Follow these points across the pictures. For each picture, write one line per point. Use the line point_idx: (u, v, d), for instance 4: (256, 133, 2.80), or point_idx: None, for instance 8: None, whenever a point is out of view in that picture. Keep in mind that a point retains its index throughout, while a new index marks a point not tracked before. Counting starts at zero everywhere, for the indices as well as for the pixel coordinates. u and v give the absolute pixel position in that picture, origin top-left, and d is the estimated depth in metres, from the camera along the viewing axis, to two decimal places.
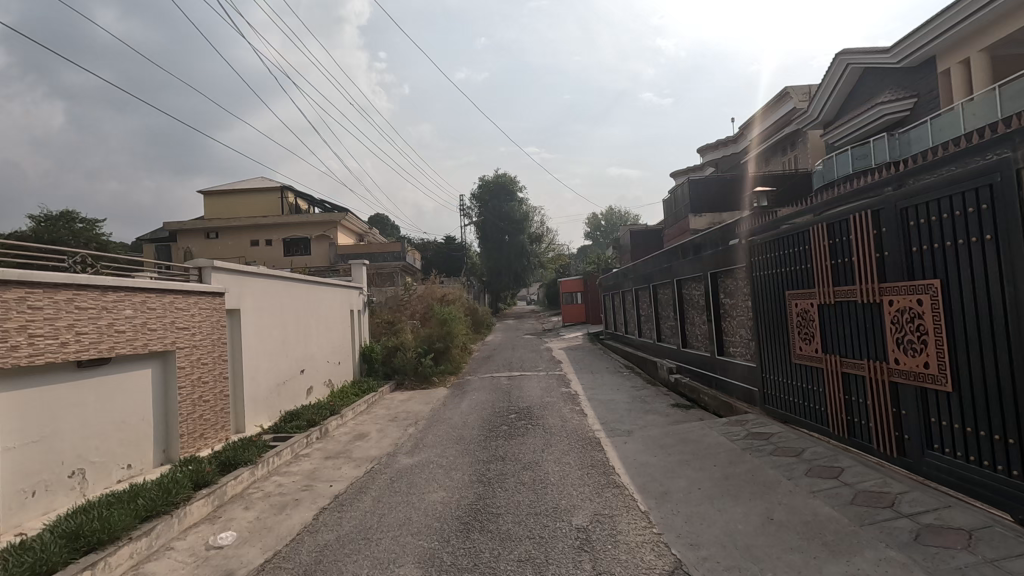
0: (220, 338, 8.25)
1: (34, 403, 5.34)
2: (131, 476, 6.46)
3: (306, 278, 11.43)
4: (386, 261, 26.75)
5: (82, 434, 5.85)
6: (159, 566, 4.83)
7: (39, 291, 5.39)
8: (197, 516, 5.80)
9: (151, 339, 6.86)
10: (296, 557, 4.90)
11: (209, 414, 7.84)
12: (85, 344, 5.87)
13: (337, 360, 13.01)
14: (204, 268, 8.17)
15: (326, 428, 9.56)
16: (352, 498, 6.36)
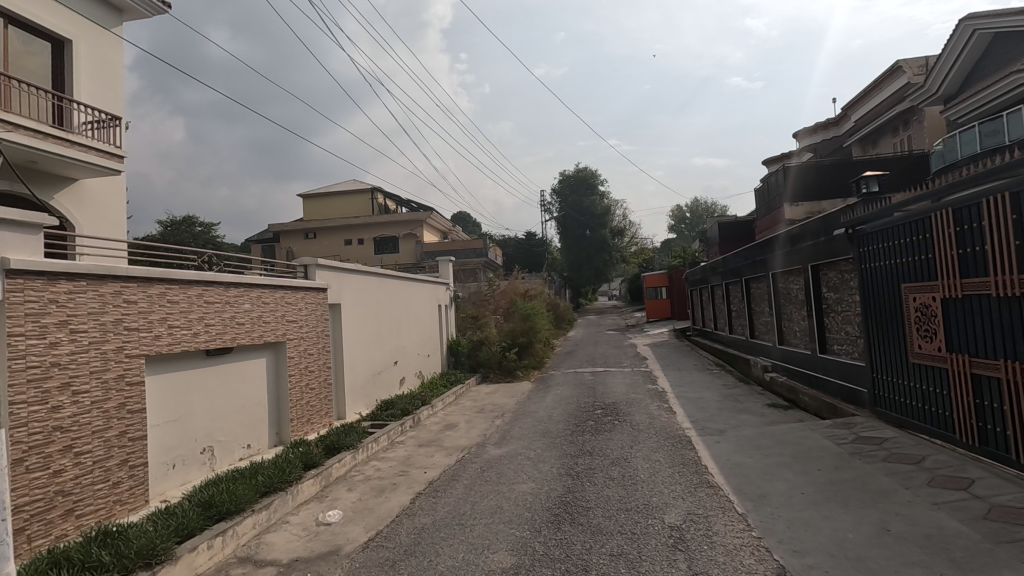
0: (323, 331, 8.87)
1: (174, 387, 6.04)
2: (250, 455, 7.12)
3: (397, 275, 11.97)
4: (469, 257, 27.43)
5: (209, 416, 6.52)
6: (277, 537, 5.30)
7: (176, 287, 6.05)
8: (308, 494, 6.29)
9: (266, 331, 7.51)
10: (396, 537, 5.19)
11: (314, 401, 8.47)
12: (212, 334, 6.52)
13: (426, 352, 13.54)
14: (309, 265, 8.81)
15: (418, 417, 10.02)
16: (446, 484, 6.62)
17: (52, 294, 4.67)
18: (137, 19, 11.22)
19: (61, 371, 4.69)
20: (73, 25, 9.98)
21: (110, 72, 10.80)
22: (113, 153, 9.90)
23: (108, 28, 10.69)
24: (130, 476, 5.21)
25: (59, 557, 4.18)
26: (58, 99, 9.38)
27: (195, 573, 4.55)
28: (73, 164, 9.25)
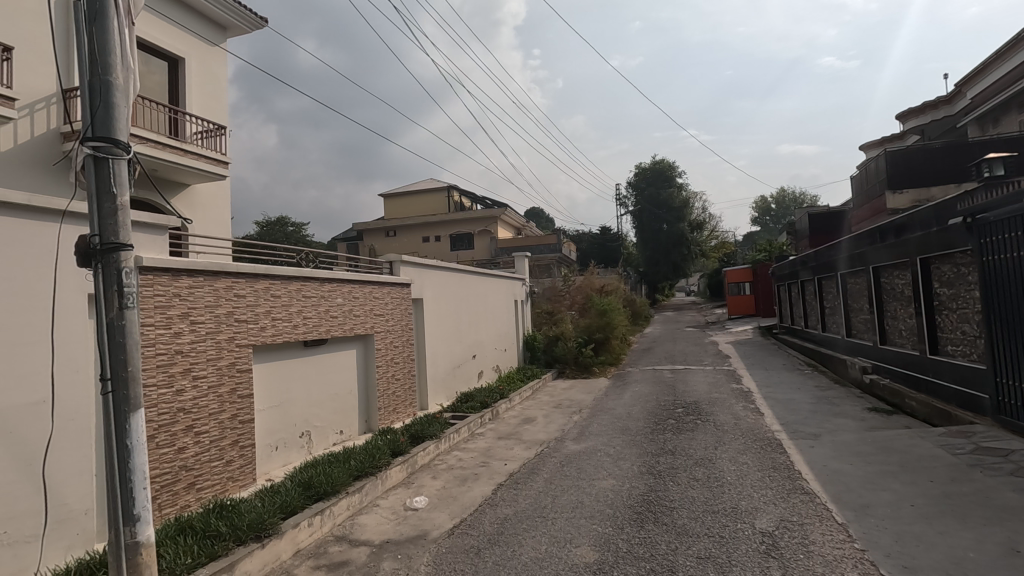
0: (407, 324, 9.24)
1: (276, 375, 6.52)
2: (343, 441, 7.57)
3: (475, 270, 12.22)
4: (543, 253, 27.48)
5: (306, 403, 6.99)
6: (369, 519, 5.60)
7: (278, 282, 6.52)
8: (396, 479, 6.59)
9: (356, 324, 7.93)
10: (480, 526, 5.33)
11: (400, 392, 8.84)
12: (309, 326, 6.97)
13: (503, 347, 13.73)
14: (393, 262, 9.20)
15: (497, 410, 10.20)
16: (526, 477, 6.70)
17: (176, 288, 5.19)
18: (238, 35, 12.15)
19: (184, 358, 5.20)
20: (185, 44, 10.95)
21: (216, 86, 11.78)
22: (220, 160, 10.80)
23: (214, 45, 11.67)
24: (240, 455, 5.70)
25: (185, 524, 4.65)
26: (174, 112, 10.36)
27: (297, 547, 4.90)
28: (187, 171, 10.19)
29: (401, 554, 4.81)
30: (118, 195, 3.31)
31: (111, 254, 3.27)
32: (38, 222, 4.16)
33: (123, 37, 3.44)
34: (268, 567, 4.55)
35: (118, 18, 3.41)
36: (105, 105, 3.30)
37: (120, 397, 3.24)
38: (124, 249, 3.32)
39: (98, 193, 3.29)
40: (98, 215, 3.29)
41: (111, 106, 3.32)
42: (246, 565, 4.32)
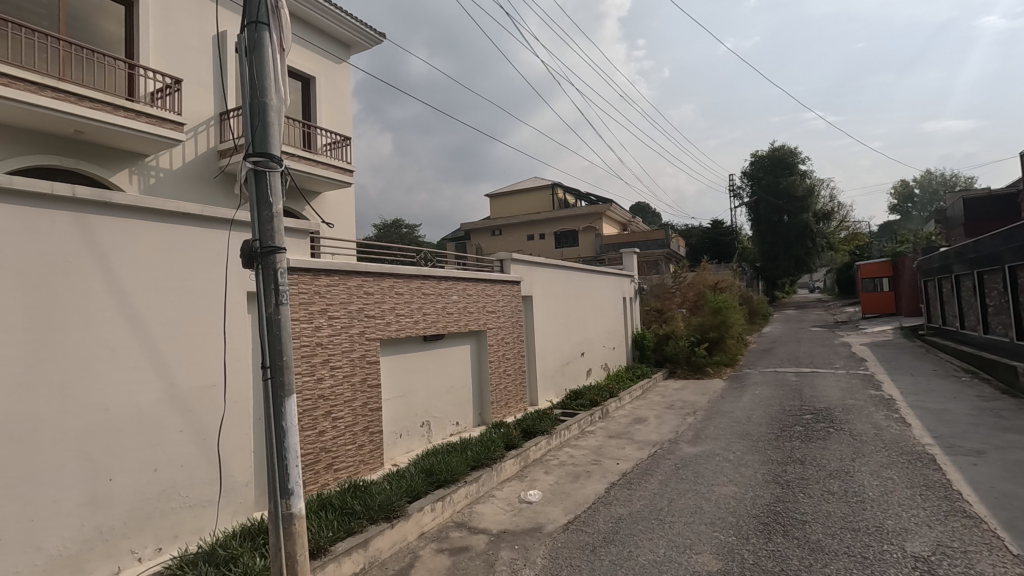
0: (517, 321, 9.43)
1: (400, 367, 6.98)
2: (459, 432, 7.90)
3: (583, 268, 12.19)
4: (651, 249, 26.71)
5: (426, 394, 7.39)
6: (486, 508, 5.81)
7: (401, 281, 6.96)
8: (510, 472, 6.77)
9: (470, 320, 8.24)
10: (594, 523, 5.31)
11: (511, 387, 9.05)
12: (428, 322, 7.37)
13: (611, 344, 13.56)
14: (504, 260, 9.44)
15: (607, 409, 10.09)
16: (639, 478, 6.56)
17: (316, 287, 5.73)
18: (360, 52, 13.13)
19: (322, 349, 5.73)
20: (316, 65, 12.05)
21: (343, 100, 12.82)
22: (347, 168, 11.74)
23: (340, 63, 12.71)
24: (370, 440, 6.16)
25: (325, 501, 5.13)
26: (308, 127, 11.43)
27: (422, 529, 5.21)
28: (320, 180, 11.20)
29: (518, 544, 4.94)
30: (274, 205, 3.70)
31: (269, 257, 3.66)
32: (211, 230, 4.81)
33: (276, 63, 3.84)
34: (397, 546, 4.88)
35: (272, 48, 3.84)
36: (263, 125, 3.72)
37: (277, 383, 3.61)
38: (279, 253, 3.70)
39: (258, 204, 3.71)
40: (258, 222, 3.70)
41: (268, 125, 3.73)
42: (378, 543, 4.67)
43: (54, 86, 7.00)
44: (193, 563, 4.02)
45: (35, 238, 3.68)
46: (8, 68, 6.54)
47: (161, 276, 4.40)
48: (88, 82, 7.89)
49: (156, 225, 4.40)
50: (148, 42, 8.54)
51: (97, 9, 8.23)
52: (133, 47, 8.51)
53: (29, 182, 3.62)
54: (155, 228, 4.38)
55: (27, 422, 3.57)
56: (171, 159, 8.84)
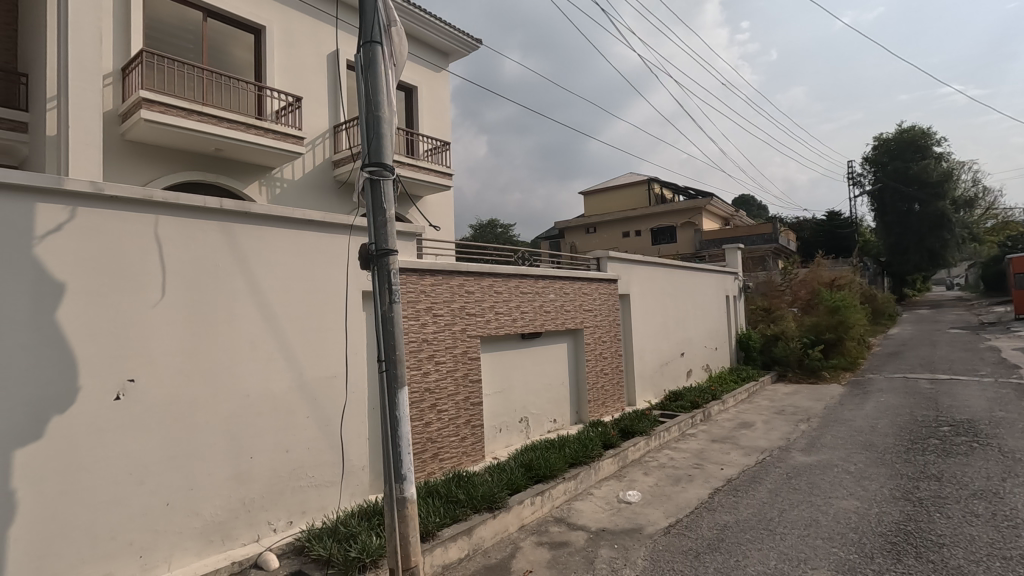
0: (614, 319, 9.34)
1: (500, 363, 7.19)
2: (556, 429, 7.99)
3: (683, 265, 11.79)
4: (757, 244, 25.15)
5: (524, 390, 7.55)
6: (584, 506, 5.84)
7: (500, 280, 7.17)
8: (608, 471, 6.73)
9: (567, 319, 8.29)
10: (698, 529, 5.15)
11: (608, 386, 8.99)
12: (526, 320, 7.52)
13: (714, 344, 12.99)
14: (601, 258, 9.39)
15: (710, 412, 9.70)
16: (746, 485, 6.25)
17: (422, 286, 6.08)
18: (458, 60, 13.62)
19: (427, 345, 6.05)
20: (418, 75, 12.71)
21: (443, 107, 13.39)
22: (447, 172, 12.24)
23: (439, 72, 13.28)
24: (472, 433, 6.42)
25: (432, 489, 5.42)
26: (411, 134, 12.07)
27: (522, 522, 5.35)
28: (422, 185, 11.78)
29: (617, 544, 4.92)
30: (387, 210, 3.96)
31: (384, 259, 3.94)
32: (332, 235, 5.26)
33: (387, 78, 4.10)
34: (498, 536, 5.06)
35: (384, 63, 4.11)
36: (377, 136, 3.99)
37: (391, 375, 3.86)
38: (392, 254, 3.96)
39: (374, 209, 4.00)
40: (374, 226, 3.99)
41: (381, 136, 3.99)
42: (481, 531, 4.87)
43: (199, 110, 8.02)
44: (318, 536, 4.45)
45: (191, 244, 4.25)
46: (164, 98, 7.57)
47: (292, 277, 4.90)
48: (225, 105, 8.91)
49: (286, 231, 4.89)
50: (274, 65, 9.47)
51: (232, 40, 9.26)
52: (261, 71, 9.47)
53: (187, 197, 4.19)
54: (286, 234, 4.88)
55: (186, 404, 4.15)
56: (293, 170, 9.74)
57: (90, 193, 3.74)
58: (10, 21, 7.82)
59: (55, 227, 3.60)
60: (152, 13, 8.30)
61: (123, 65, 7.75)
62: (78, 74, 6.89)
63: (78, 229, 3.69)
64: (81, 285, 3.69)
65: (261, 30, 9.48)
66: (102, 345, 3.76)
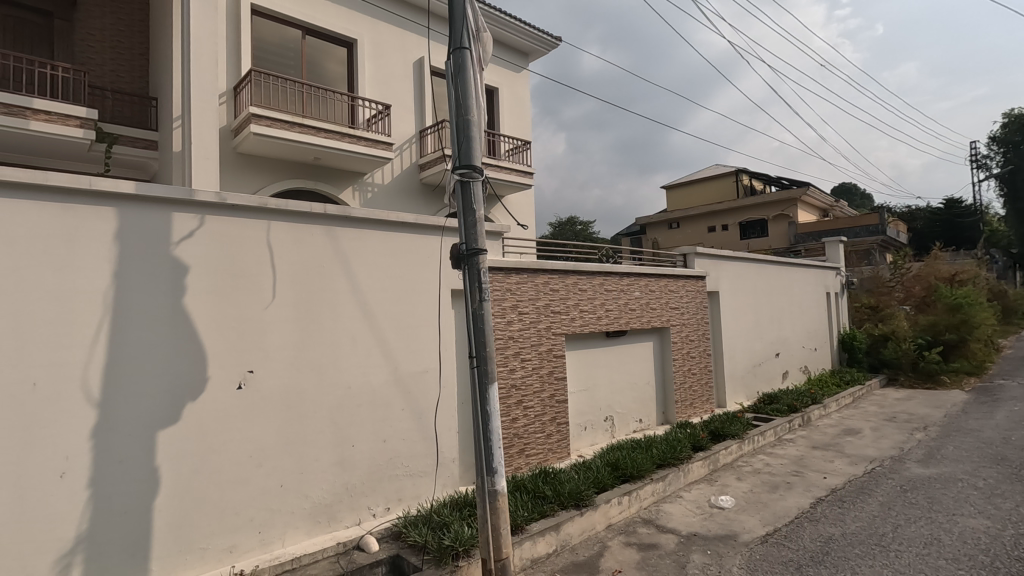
0: (703, 317, 9.01)
1: (585, 361, 7.16)
2: (642, 429, 7.85)
3: (777, 260, 11.14)
4: (861, 236, 23.18)
5: (610, 389, 7.48)
6: (674, 509, 5.70)
7: (584, 278, 7.15)
8: (698, 474, 6.52)
9: (653, 317, 8.10)
10: (799, 540, 4.86)
11: (696, 386, 8.69)
12: (611, 318, 7.43)
13: (813, 345, 12.16)
14: (688, 254, 9.10)
15: (809, 416, 9.11)
16: (854, 497, 5.80)
17: (507, 284, 6.19)
18: (538, 59, 13.69)
19: (513, 342, 6.16)
20: (499, 77, 12.93)
21: (524, 106, 13.52)
22: (528, 172, 12.34)
23: (519, 72, 13.41)
24: (557, 430, 6.46)
25: (520, 483, 5.52)
26: (493, 136, 12.29)
27: (609, 521, 5.31)
28: (504, 185, 11.97)
29: (710, 550, 4.76)
30: (477, 210, 4.06)
31: (474, 258, 4.04)
32: (424, 236, 5.49)
33: (475, 82, 4.21)
34: (586, 533, 5.06)
35: (473, 68, 4.23)
36: (466, 139, 4.10)
37: (481, 371, 3.95)
38: (482, 254, 4.06)
39: (464, 210, 4.11)
40: (464, 227, 4.10)
41: (470, 139, 4.10)
42: (568, 528, 4.89)
43: (300, 122, 8.62)
44: (414, 524, 4.67)
45: (300, 247, 4.61)
46: (270, 113, 8.23)
47: (388, 277, 5.17)
48: (322, 116, 9.52)
49: (382, 233, 5.17)
50: (365, 76, 10.01)
51: (328, 54, 9.90)
52: (354, 82, 10.04)
53: (296, 203, 4.55)
54: (382, 236, 5.16)
55: (296, 394, 4.50)
56: (383, 175, 10.25)
57: (216, 202, 4.16)
58: (144, 51, 8.83)
59: (188, 233, 4.04)
60: (258, 35, 9.05)
61: (236, 84, 8.51)
62: (199, 95, 7.67)
63: (206, 235, 4.12)
64: (209, 285, 4.12)
65: (352, 43, 10.04)
66: (226, 339, 4.17)
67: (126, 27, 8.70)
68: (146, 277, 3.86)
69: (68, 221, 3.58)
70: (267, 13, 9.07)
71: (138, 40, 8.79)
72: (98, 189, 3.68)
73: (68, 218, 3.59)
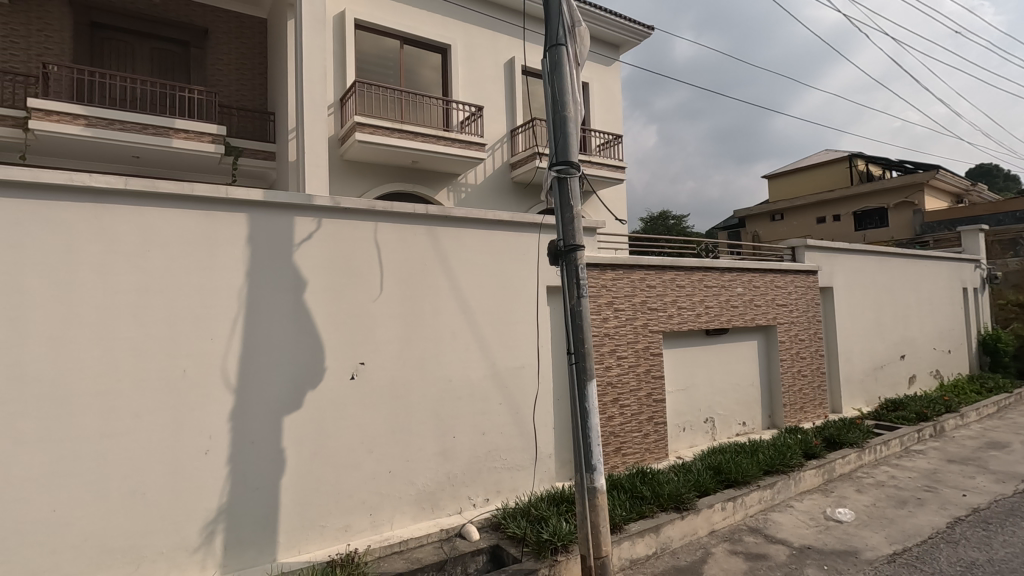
0: (814, 315, 8.37)
1: (684, 360, 6.91)
2: (746, 432, 7.44)
3: (903, 252, 10.07)
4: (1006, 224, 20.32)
5: (710, 389, 7.16)
6: (784, 519, 5.35)
7: (682, 273, 6.89)
8: (811, 484, 6.07)
9: (758, 315, 7.64)
10: (933, 562, 4.38)
11: (807, 389, 8.09)
12: (711, 315, 7.11)
13: (945, 347, 10.87)
14: (797, 248, 8.49)
15: (942, 426, 8.17)
16: (1002, 519, 5.12)
17: (602, 281, 6.12)
18: (630, 50, 13.37)
19: (609, 339, 6.08)
20: (590, 72, 12.80)
21: (616, 100, 13.27)
22: (621, 166, 12.09)
23: (611, 65, 13.17)
24: (655, 430, 6.30)
25: (617, 482, 5.43)
26: (584, 131, 12.16)
27: (712, 527, 5.10)
28: (595, 180, 11.82)
29: (827, 565, 4.42)
30: (574, 207, 4.04)
31: (571, 254, 4.03)
32: (520, 234, 5.56)
33: (571, 78, 4.20)
34: (688, 537, 4.90)
35: (568, 64, 4.21)
36: (563, 135, 4.08)
37: (580, 367, 3.92)
38: (579, 250, 4.03)
39: (561, 206, 4.11)
40: (562, 223, 4.10)
41: (567, 135, 4.08)
42: (669, 531, 4.76)
43: (400, 128, 9.04)
44: (513, 516, 4.76)
45: (404, 246, 4.86)
46: (373, 121, 8.73)
47: (486, 274, 5.30)
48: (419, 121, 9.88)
49: (480, 231, 5.30)
50: (458, 80, 10.32)
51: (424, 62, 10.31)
52: (448, 86, 10.38)
53: (400, 205, 4.80)
54: (480, 234, 5.30)
55: (402, 386, 4.75)
56: (476, 175, 10.52)
57: (330, 207, 4.49)
58: (262, 71, 9.75)
59: (308, 235, 4.40)
60: (361, 48, 9.63)
61: (342, 95, 9.11)
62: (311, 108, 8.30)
63: (323, 237, 4.47)
64: (325, 283, 4.45)
65: (446, 49, 10.39)
66: (340, 334, 4.49)
67: (248, 50, 9.63)
68: (272, 277, 4.24)
69: (210, 227, 4.03)
70: (368, 26, 9.62)
71: (257, 62, 9.70)
72: (233, 197, 4.10)
73: (209, 223, 4.03)
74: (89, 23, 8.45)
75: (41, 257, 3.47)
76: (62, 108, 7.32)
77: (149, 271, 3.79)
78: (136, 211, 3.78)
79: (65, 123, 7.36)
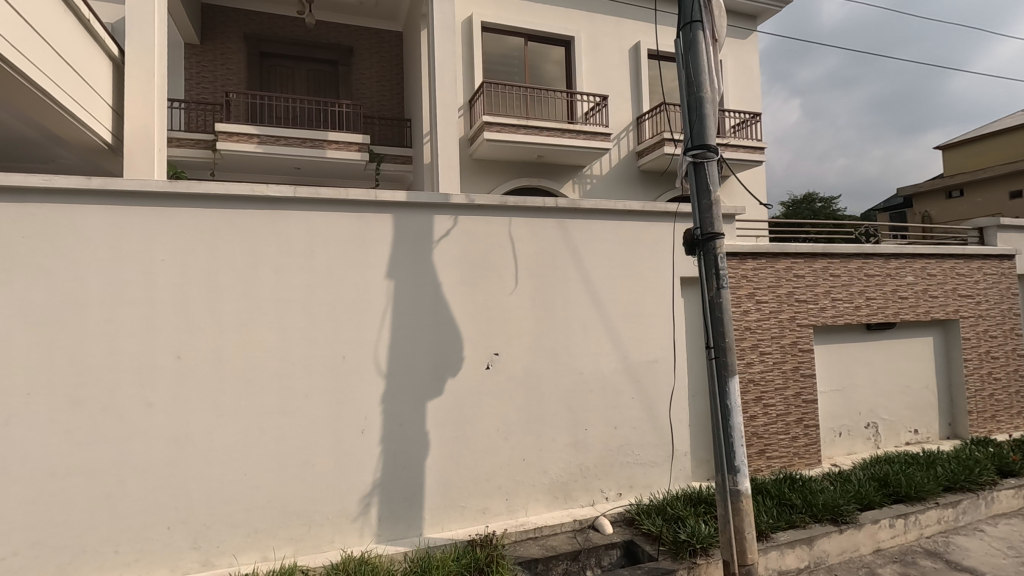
0: (1009, 308, 7.06)
1: (839, 358, 6.22)
2: (918, 441, 6.52)
3: None
4: None
5: (873, 391, 6.36)
6: (972, 544, 4.60)
7: (837, 261, 6.20)
8: (1006, 506, 5.16)
9: (933, 307, 6.63)
10: None
11: (1000, 395, 6.87)
12: (873, 308, 6.31)
13: None
14: (986, 228, 7.24)
15: None
16: None
17: (742, 271, 5.71)
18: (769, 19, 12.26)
19: (751, 334, 5.67)
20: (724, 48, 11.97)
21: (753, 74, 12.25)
22: (760, 147, 11.16)
23: (747, 38, 12.18)
24: (805, 433, 5.76)
25: (762, 486, 5.04)
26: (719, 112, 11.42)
27: (878, 545, 4.55)
28: (732, 164, 11.05)
29: None
30: (713, 192, 3.81)
31: (710, 242, 3.80)
32: (652, 224, 5.38)
33: (709, 57, 3.96)
34: (847, 554, 4.41)
35: (705, 41, 3.97)
36: (699, 118, 3.86)
37: (720, 362, 3.69)
38: (719, 238, 3.80)
39: (699, 193, 3.89)
40: (699, 211, 3.89)
41: (704, 117, 3.85)
42: (824, 545, 4.33)
43: (526, 124, 9.18)
44: (648, 513, 4.65)
45: (535, 240, 4.94)
46: (500, 119, 8.99)
47: (617, 265, 5.21)
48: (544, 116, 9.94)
49: (611, 223, 5.22)
50: (583, 71, 10.22)
51: (548, 56, 10.36)
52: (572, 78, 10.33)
53: (531, 199, 4.88)
54: (611, 225, 5.22)
55: (535, 377, 4.85)
56: (601, 166, 10.36)
57: (465, 205, 4.70)
58: (399, 80, 10.47)
59: (446, 233, 4.66)
60: (488, 50, 9.94)
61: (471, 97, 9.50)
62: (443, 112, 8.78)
63: (459, 233, 4.70)
64: (461, 278, 4.68)
65: (570, 41, 10.34)
66: (476, 325, 4.70)
67: (386, 62, 10.39)
68: (415, 272, 4.56)
69: (362, 227, 4.43)
70: (494, 28, 9.89)
71: (396, 72, 10.45)
72: (382, 199, 4.47)
73: (361, 224, 4.44)
74: (258, 53, 9.70)
75: (232, 258, 4.07)
76: (240, 129, 8.49)
77: (314, 269, 4.28)
78: (303, 215, 4.28)
79: (243, 142, 8.53)
